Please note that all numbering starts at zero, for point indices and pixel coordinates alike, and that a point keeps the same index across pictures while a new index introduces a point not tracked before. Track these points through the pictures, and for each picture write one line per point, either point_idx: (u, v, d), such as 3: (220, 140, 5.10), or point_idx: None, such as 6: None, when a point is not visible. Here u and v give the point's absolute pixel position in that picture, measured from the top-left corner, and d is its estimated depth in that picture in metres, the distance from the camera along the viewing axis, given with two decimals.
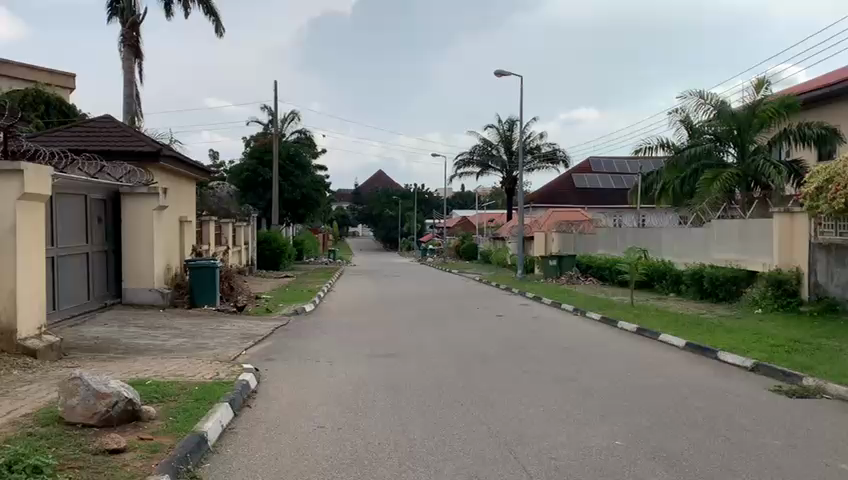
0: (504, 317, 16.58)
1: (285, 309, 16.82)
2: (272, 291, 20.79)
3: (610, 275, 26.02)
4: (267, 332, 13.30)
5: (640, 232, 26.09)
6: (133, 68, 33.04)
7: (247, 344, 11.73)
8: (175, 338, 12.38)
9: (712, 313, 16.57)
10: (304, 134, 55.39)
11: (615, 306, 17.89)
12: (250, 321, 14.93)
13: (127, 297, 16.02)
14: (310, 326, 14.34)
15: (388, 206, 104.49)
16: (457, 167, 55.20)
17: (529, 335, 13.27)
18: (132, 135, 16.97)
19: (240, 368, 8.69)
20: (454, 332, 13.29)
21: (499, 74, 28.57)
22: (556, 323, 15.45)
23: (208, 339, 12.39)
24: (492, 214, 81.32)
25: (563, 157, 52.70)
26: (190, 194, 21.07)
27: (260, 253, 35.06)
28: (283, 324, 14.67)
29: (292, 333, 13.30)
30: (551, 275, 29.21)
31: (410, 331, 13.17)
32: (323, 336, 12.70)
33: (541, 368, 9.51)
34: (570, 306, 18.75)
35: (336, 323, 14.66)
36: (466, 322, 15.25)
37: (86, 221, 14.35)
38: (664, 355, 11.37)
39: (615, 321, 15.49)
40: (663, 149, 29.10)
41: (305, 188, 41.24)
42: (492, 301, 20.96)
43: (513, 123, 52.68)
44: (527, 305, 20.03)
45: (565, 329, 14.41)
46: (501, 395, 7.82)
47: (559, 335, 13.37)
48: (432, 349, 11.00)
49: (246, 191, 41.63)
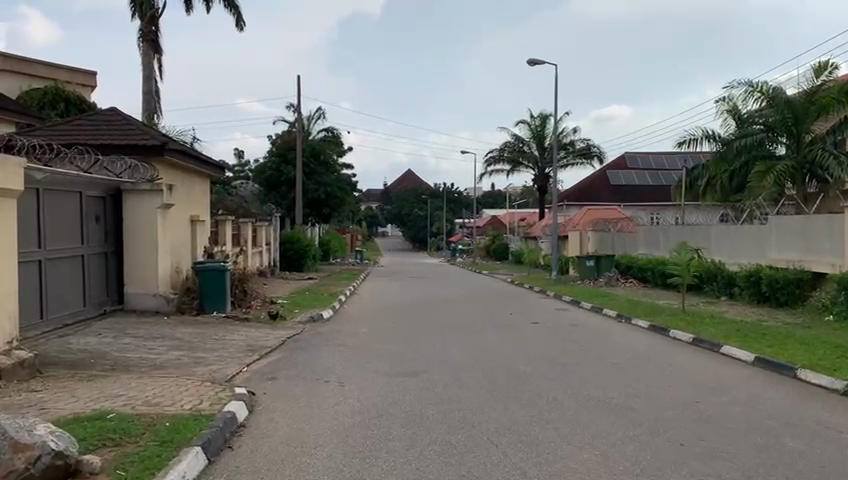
0: (540, 324, 15.00)
1: (301, 315, 15.44)
2: (289, 295, 19.45)
3: (653, 277, 24.29)
4: (276, 344, 11.91)
5: (686, 230, 24.31)
6: (152, 63, 32.09)
7: (251, 359, 10.38)
8: (171, 351, 11.03)
9: (775, 320, 14.81)
10: (331, 132, 54.37)
11: (663, 312, 16.22)
12: (260, 330, 13.58)
13: (129, 303, 14.80)
14: (325, 335, 12.96)
15: (417, 205, 103.14)
16: (487, 164, 53.72)
17: (570, 348, 11.71)
18: (136, 128, 15.78)
19: (229, 396, 7.27)
20: (485, 344, 11.78)
21: (532, 62, 26.95)
22: (600, 332, 13.83)
23: (209, 352, 11.03)
24: (523, 213, 79.39)
25: (598, 152, 50.92)
26: (202, 192, 19.90)
27: (282, 254, 33.87)
28: (297, 333, 13.31)
29: (304, 344, 11.90)
30: (589, 277, 27.50)
31: (436, 342, 11.71)
32: (339, 348, 11.28)
33: (589, 395, 7.96)
34: (612, 312, 17.17)
35: (355, 332, 13.28)
36: (498, 331, 13.71)
37: (80, 220, 13.14)
38: (731, 373, 9.75)
39: (667, 330, 13.82)
40: (709, 142, 27.42)
41: (330, 186, 39.94)
42: (527, 306, 19.34)
43: (545, 118, 50.83)
44: (565, 310, 18.43)
45: (611, 339, 12.81)
46: (546, 435, 6.30)
47: (605, 347, 11.81)
48: (461, 367, 9.52)
49: (270, 190, 40.48)
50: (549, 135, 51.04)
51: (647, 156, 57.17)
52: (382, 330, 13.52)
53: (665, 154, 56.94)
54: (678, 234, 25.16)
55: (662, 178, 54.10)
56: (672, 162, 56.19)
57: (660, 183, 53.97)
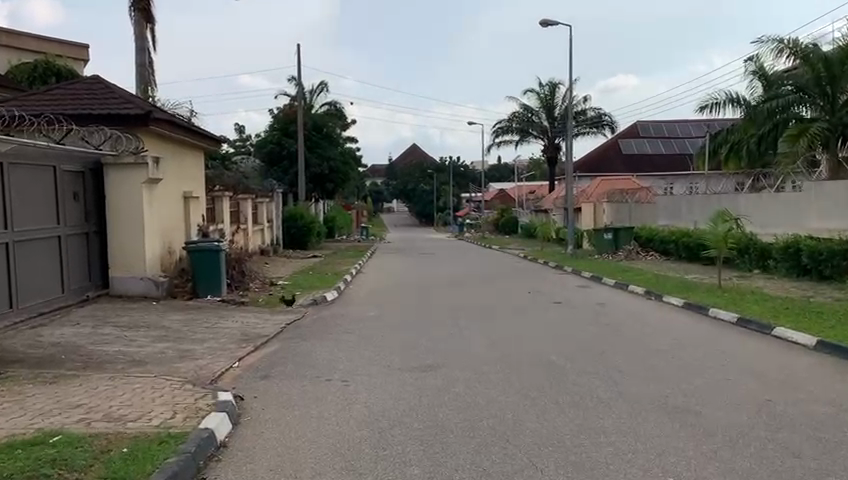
0: (563, 304, 13.75)
1: (303, 298, 14.19)
2: (291, 275, 18.22)
3: (676, 250, 22.98)
4: (274, 332, 10.66)
5: (712, 200, 22.93)
6: (145, 34, 30.52)
7: (244, 352, 9.16)
8: (156, 342, 9.80)
9: (822, 295, 13.50)
10: (335, 105, 52.92)
11: (696, 288, 14.92)
12: (257, 316, 12.36)
13: (115, 287, 13.55)
14: (329, 320, 11.73)
15: (424, 180, 101.73)
16: (495, 135, 52.18)
17: (602, 332, 10.43)
18: (119, 96, 14.45)
19: (210, 405, 6.03)
20: (509, 329, 10.53)
21: (544, 23, 25.36)
22: (632, 313, 12.57)
23: (198, 344, 9.79)
24: (532, 186, 77.89)
25: (609, 121, 49.17)
26: (196, 167, 18.63)
27: (285, 231, 32.59)
28: (297, 318, 12.10)
29: (305, 332, 10.67)
30: (607, 251, 26.17)
31: (453, 328, 10.46)
32: (344, 337, 10.04)
33: (641, 396, 6.69)
34: (640, 289, 15.86)
35: (362, 316, 12.06)
36: (519, 314, 12.45)
37: (55, 198, 11.87)
38: (795, 360, 8.48)
39: (706, 310, 12.54)
40: (733, 106, 26.08)
41: (334, 160, 38.50)
42: (546, 283, 18.08)
43: (555, 86, 49.01)
44: (587, 287, 17.17)
45: (645, 321, 11.52)
46: (602, 454, 5.04)
47: (642, 330, 10.55)
48: (483, 360, 8.26)
49: (272, 165, 39.06)
50: (558, 105, 49.34)
51: (659, 124, 55.49)
52: (390, 313, 12.29)
53: (677, 122, 55.41)
54: (701, 204, 23.80)
55: (674, 147, 52.62)
56: (685, 130, 54.51)
57: (673, 152, 52.35)
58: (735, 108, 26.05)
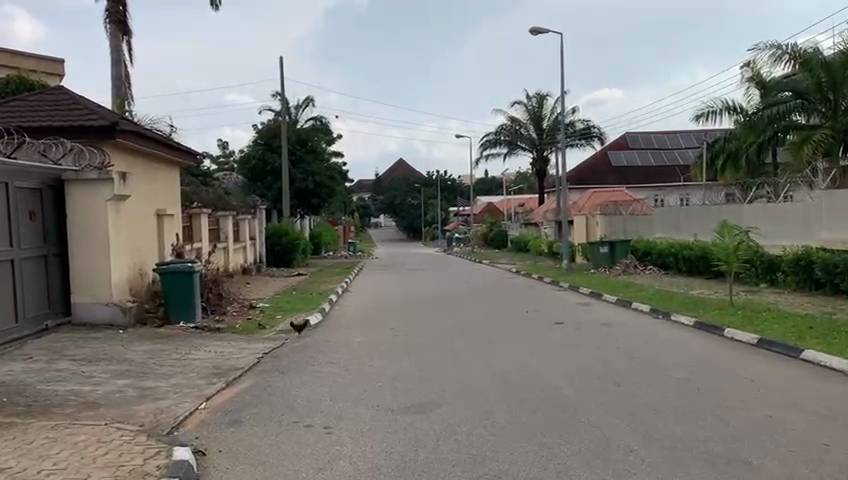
0: (566, 325, 12.76)
1: (284, 322, 13.10)
2: (272, 297, 17.13)
3: (677, 264, 22.16)
4: (250, 365, 9.60)
5: (712, 210, 22.12)
6: (121, 47, 29.48)
7: (214, 390, 8.10)
8: (115, 379, 8.69)
9: (840, 311, 12.62)
10: (320, 120, 51.97)
11: (705, 305, 14.00)
12: (233, 344, 11.28)
13: (78, 315, 12.43)
14: (311, 348, 10.68)
15: (411, 194, 100.90)
16: (483, 148, 51.47)
17: (613, 357, 9.45)
18: (83, 108, 13.39)
19: (159, 469, 4.97)
20: (511, 357, 9.51)
21: (534, 31, 24.55)
22: (641, 335, 11.59)
23: (163, 380, 8.70)
24: (521, 199, 77.23)
25: (598, 133, 48.50)
26: (171, 183, 17.54)
27: (269, 249, 31.47)
28: (277, 346, 11.05)
29: (285, 363, 9.61)
30: (602, 265, 25.26)
31: (448, 357, 9.46)
32: (329, 369, 8.98)
33: (674, 443, 5.70)
34: (645, 307, 14.92)
35: (347, 343, 11.02)
36: (519, 337, 11.43)
37: (8, 219, 10.76)
38: (836, 389, 7.56)
39: (721, 329, 11.57)
40: (730, 114, 25.40)
41: (319, 175, 37.42)
42: (543, 300, 17.11)
43: (542, 98, 48.40)
44: (586, 305, 16.24)
45: (659, 344, 10.54)
46: None
47: (656, 356, 9.60)
48: (485, 396, 7.25)
49: (256, 181, 37.88)
50: (546, 116, 48.71)
51: (648, 135, 55.03)
52: (379, 339, 11.25)
53: (665, 133, 54.99)
54: (700, 215, 22.99)
55: (664, 158, 52.12)
56: (674, 141, 54.02)
57: (663, 163, 51.80)
58: (731, 116, 25.37)
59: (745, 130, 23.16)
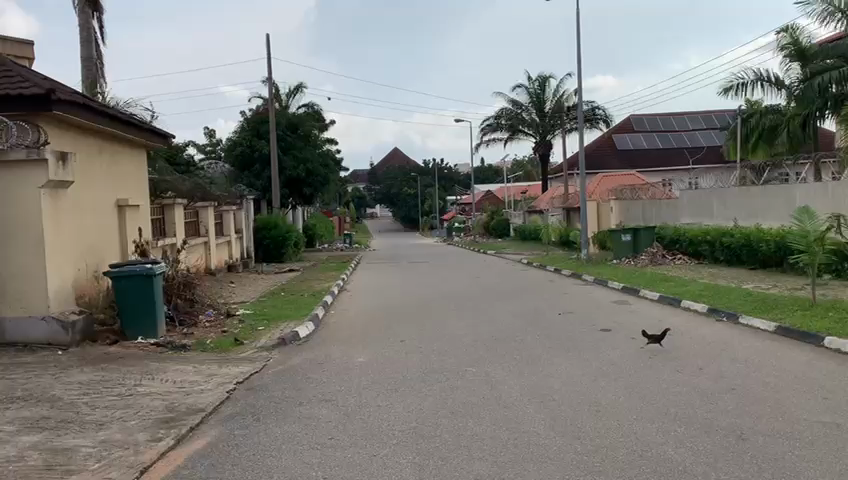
0: (617, 335, 10.30)
1: (266, 335, 10.59)
2: (256, 300, 14.65)
3: (715, 253, 19.84)
4: (214, 405, 7.10)
5: (754, 192, 19.67)
6: (90, 23, 26.66)
7: (156, 455, 5.59)
8: (20, 435, 6.13)
9: None
10: (313, 108, 49.29)
11: (775, 304, 11.57)
12: (198, 370, 8.75)
13: (7, 332, 9.92)
14: (299, 375, 8.21)
15: (406, 183, 98.22)
16: (483, 133, 48.88)
17: (703, 388, 7.02)
18: (15, 74, 10.81)
19: None
20: (568, 389, 7.03)
21: None
22: (719, 347, 9.15)
23: (87, 434, 6.15)
24: (520, 187, 74.74)
25: (604, 115, 45.96)
26: (135, 168, 14.98)
27: (258, 243, 28.90)
28: (254, 372, 8.58)
29: (261, 403, 7.08)
30: (625, 255, 22.80)
31: (482, 391, 6.99)
32: (322, 414, 6.47)
33: None
34: (700, 306, 12.47)
35: (344, 366, 8.55)
36: (564, 353, 8.97)
37: None
38: None
39: (816, 338, 9.17)
40: (767, 86, 22.97)
41: (311, 162, 34.74)
42: (571, 300, 14.66)
43: (545, 79, 45.83)
44: (625, 304, 13.82)
45: (753, 362, 8.10)
46: None
47: (758, 382, 7.21)
48: (555, 472, 4.78)
49: (243, 169, 35.19)
50: (549, 99, 46.05)
51: (654, 117, 52.59)
52: (384, 359, 8.78)
53: (671, 115, 52.55)
54: (737, 198, 20.54)
55: (671, 140, 49.69)
56: (682, 123, 51.50)
57: (671, 146, 49.36)
58: (771, 87, 22.90)
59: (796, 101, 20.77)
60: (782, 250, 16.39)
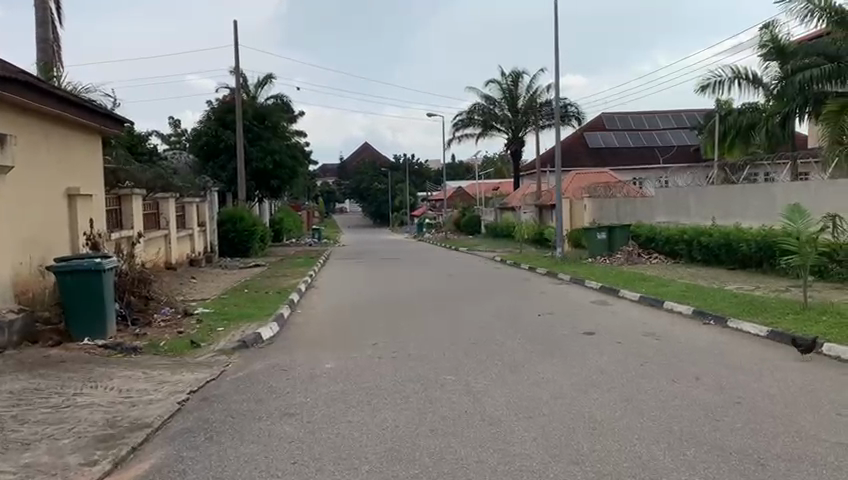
0: (602, 339, 9.69)
1: (225, 338, 9.76)
2: (216, 297, 13.76)
3: (693, 253, 19.45)
4: (162, 420, 6.28)
5: (734, 191, 19.30)
6: (45, 3, 25.33)
7: None
8: None
9: None
10: (281, 99, 48.17)
11: (764, 307, 11.09)
12: (148, 377, 7.90)
13: None
14: (259, 384, 7.42)
15: (376, 178, 97.20)
16: (455, 128, 48.23)
17: (705, 401, 6.41)
18: None
19: None
20: (558, 402, 6.37)
21: None
22: (713, 353, 8.59)
23: (11, 456, 5.30)
24: (491, 184, 74.32)
25: (576, 112, 45.62)
26: (88, 155, 13.99)
27: (222, 237, 27.85)
28: (210, 380, 7.77)
29: (216, 417, 6.28)
30: (600, 253, 22.32)
31: (463, 405, 6.29)
32: (284, 432, 5.70)
33: None
34: (685, 308, 11.94)
35: (309, 373, 7.78)
36: (548, 359, 8.32)
37: None
38: None
39: (813, 344, 8.66)
40: (745, 83, 22.65)
41: (279, 153, 33.70)
42: (550, 300, 14.07)
43: (518, 75, 45.34)
44: (605, 306, 13.25)
45: (752, 371, 7.54)
46: None
47: (763, 394, 6.63)
48: None
49: (207, 160, 34.05)
50: (522, 95, 45.53)
51: (626, 115, 52.49)
52: (354, 366, 8.04)
53: (642, 113, 52.50)
54: (716, 196, 20.16)
55: (641, 139, 49.62)
56: (653, 121, 51.44)
57: (642, 144, 49.28)
58: (749, 85, 22.61)
59: (776, 100, 20.49)
60: (765, 249, 16.02)
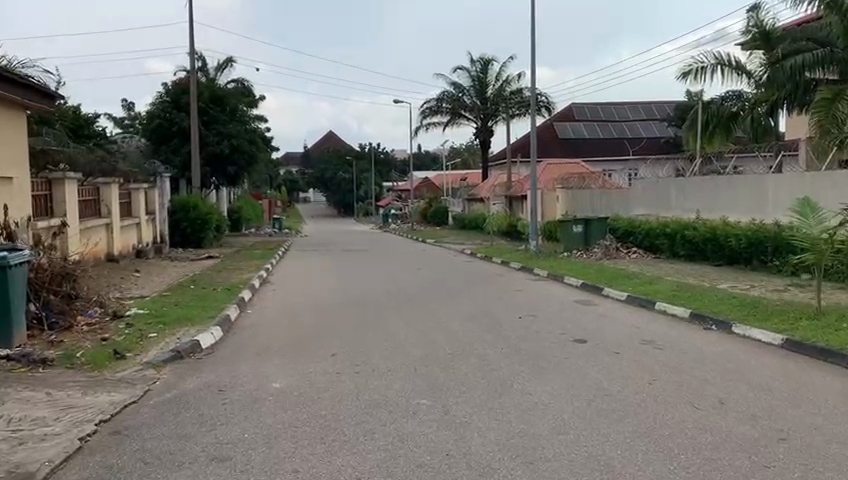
0: (597, 348, 8.43)
1: (155, 347, 8.24)
2: (155, 295, 12.17)
3: (675, 248, 18.41)
4: (51, 466, 4.80)
5: (719, 183, 18.31)
6: None
7: None
8: None
9: None
10: (242, 83, 46.22)
11: (768, 311, 9.97)
12: (51, 399, 6.38)
13: None
14: (190, 411, 5.98)
15: (341, 167, 95.25)
16: (422, 116, 46.81)
17: (742, 437, 5.16)
18: None
19: None
20: (563, 440, 5.06)
21: None
22: (728, 368, 7.41)
23: None
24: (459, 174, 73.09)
25: (547, 102, 44.54)
26: (11, 133, 12.30)
27: (174, 226, 26.02)
28: (128, 404, 6.28)
29: (123, 463, 4.82)
30: (576, 247, 21.20)
31: (441, 446, 4.94)
32: None
33: None
34: (681, 311, 10.76)
35: (251, 396, 6.35)
36: (540, 376, 7.03)
37: None
38: None
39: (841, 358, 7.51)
40: (728, 70, 21.61)
41: (237, 137, 31.89)
42: (529, 299, 12.82)
43: (487, 62, 44.05)
44: (589, 305, 12.05)
45: (783, 394, 6.36)
46: None
47: (808, 426, 5.43)
48: None
49: (160, 144, 32.09)
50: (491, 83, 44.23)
51: (596, 106, 51.59)
52: (308, 386, 6.62)
53: (612, 105, 51.65)
54: (699, 187, 19.17)
55: (612, 130, 48.74)
56: (623, 112, 50.59)
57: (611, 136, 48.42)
58: (732, 72, 21.64)
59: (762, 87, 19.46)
60: (756, 245, 14.99)
